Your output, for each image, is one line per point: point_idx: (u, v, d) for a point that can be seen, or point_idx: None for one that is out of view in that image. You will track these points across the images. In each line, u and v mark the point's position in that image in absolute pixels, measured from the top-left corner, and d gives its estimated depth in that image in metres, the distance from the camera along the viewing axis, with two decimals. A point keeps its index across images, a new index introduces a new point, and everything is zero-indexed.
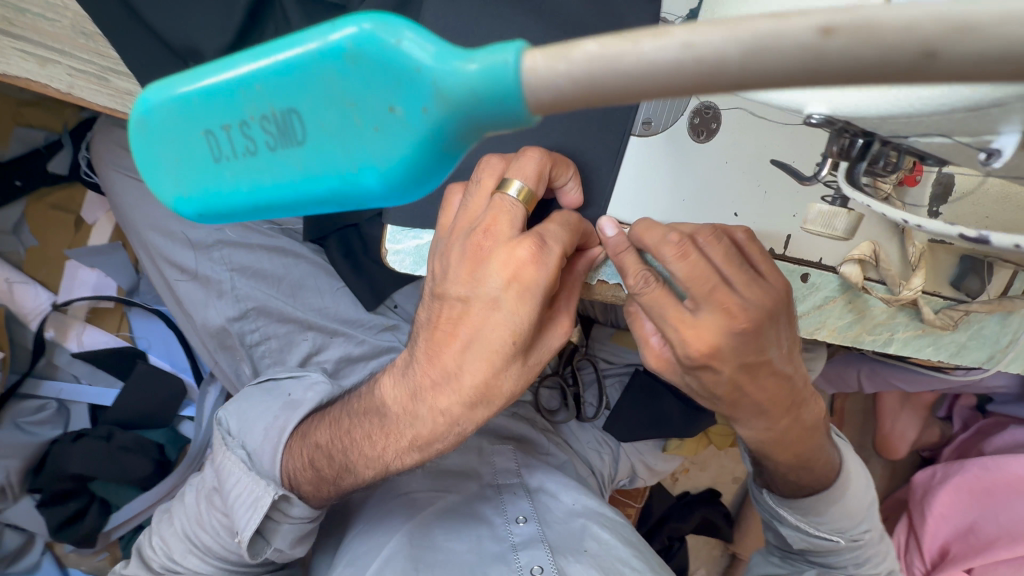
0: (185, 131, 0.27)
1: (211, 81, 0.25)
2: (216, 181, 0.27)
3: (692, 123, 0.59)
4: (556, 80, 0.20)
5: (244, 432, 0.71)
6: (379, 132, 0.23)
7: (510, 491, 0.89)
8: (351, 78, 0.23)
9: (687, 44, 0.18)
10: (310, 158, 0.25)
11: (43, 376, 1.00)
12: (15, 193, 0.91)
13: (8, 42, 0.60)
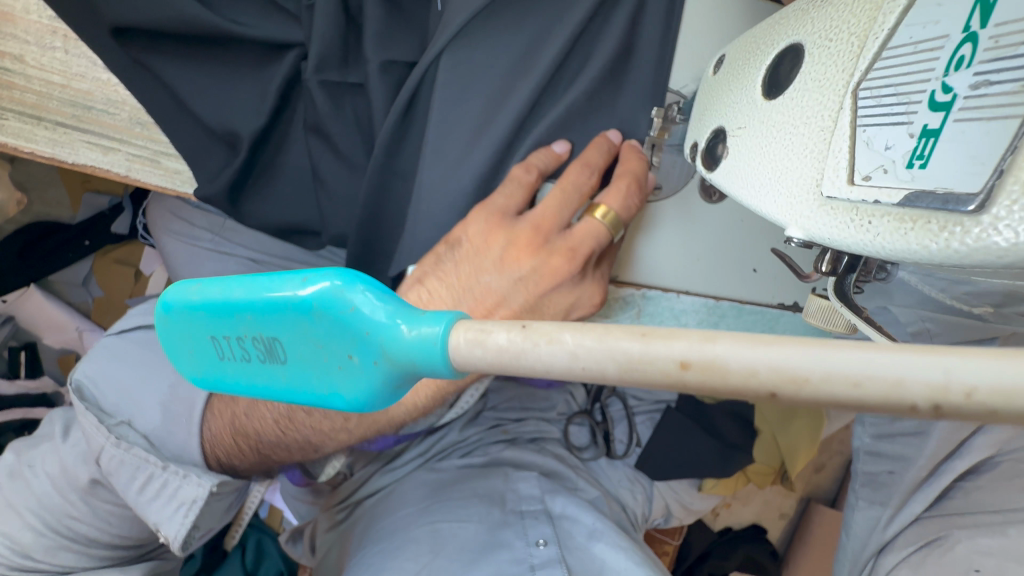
0: (196, 331, 0.28)
1: (215, 298, 0.27)
2: (220, 374, 0.29)
3: (703, 184, 0.59)
4: (477, 359, 0.22)
5: (130, 411, 0.70)
6: (346, 371, 0.25)
7: (533, 516, 0.94)
8: (320, 328, 0.25)
9: (573, 354, 0.21)
10: (292, 375, 0.26)
11: None
12: (85, 251, 1.01)
13: (78, 136, 0.67)
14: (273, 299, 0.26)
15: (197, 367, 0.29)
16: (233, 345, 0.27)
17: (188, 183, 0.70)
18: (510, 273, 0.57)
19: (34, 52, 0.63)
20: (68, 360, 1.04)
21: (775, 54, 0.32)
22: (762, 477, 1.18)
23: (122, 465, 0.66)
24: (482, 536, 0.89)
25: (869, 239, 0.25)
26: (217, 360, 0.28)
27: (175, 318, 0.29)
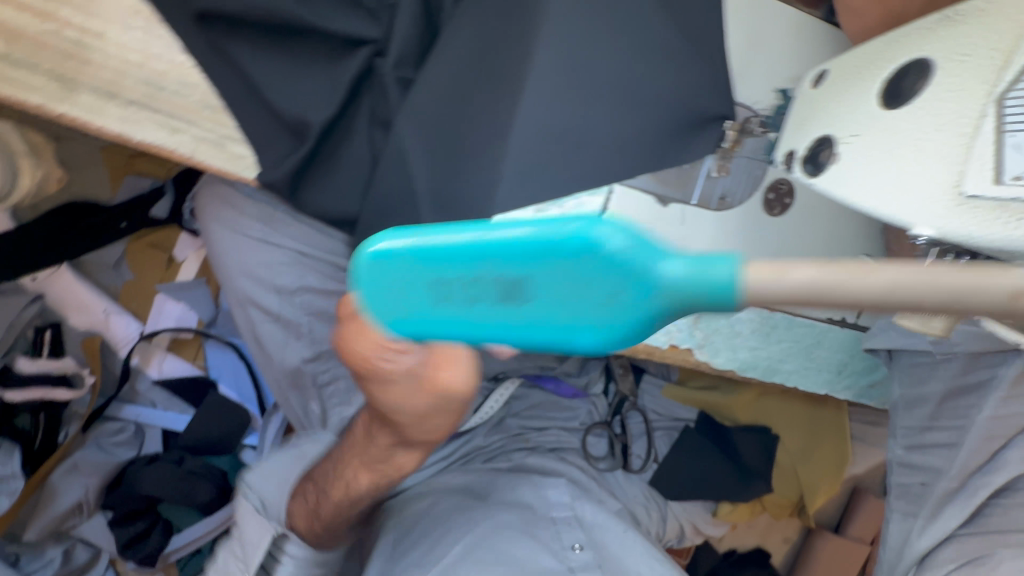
0: (421, 273, 0.30)
1: (455, 240, 0.29)
2: (442, 315, 0.30)
3: (760, 202, 0.63)
4: (768, 288, 0.24)
5: (260, 488, 0.93)
6: (606, 308, 0.27)
7: (565, 522, 0.93)
8: (580, 268, 0.27)
9: (820, 271, 0.23)
10: (537, 313, 0.28)
11: (126, 401, 1.09)
12: (120, 234, 1.00)
13: (147, 115, 0.66)
14: (525, 248, 0.27)
15: (419, 312, 0.30)
16: (460, 288, 0.29)
17: (249, 168, 0.70)
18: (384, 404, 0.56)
19: (116, 30, 0.64)
20: (92, 344, 1.03)
21: (902, 67, 0.47)
22: (779, 507, 1.15)
23: (266, 482, 0.94)
24: (515, 526, 0.89)
25: (999, 232, 0.39)
26: (446, 301, 0.29)
27: (397, 262, 0.30)
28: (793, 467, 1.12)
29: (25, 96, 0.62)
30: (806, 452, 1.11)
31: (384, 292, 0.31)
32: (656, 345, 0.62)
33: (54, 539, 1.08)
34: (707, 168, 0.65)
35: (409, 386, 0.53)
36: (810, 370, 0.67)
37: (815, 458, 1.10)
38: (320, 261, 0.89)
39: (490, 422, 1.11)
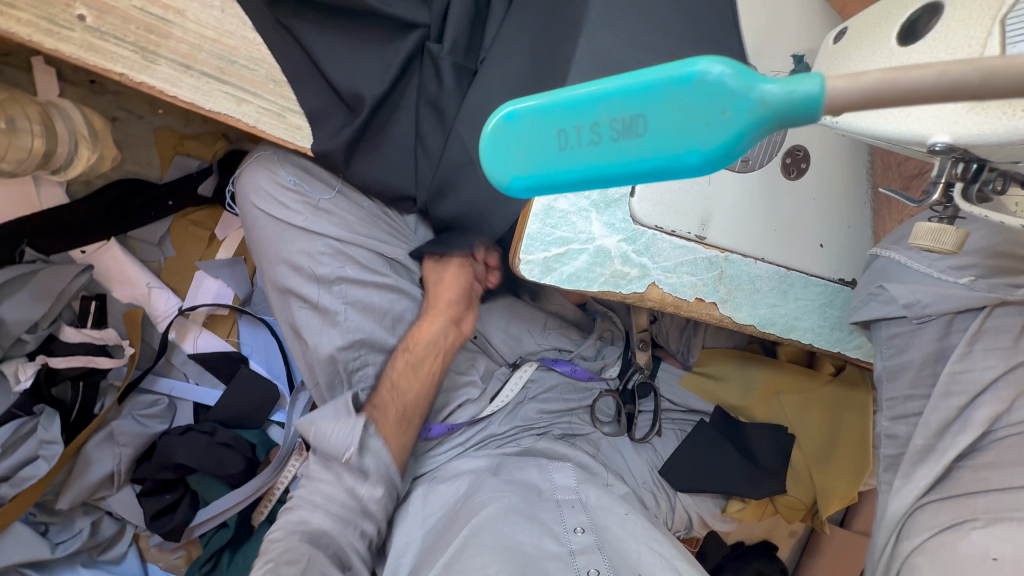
0: (540, 129, 0.30)
1: (577, 90, 0.28)
2: (559, 169, 0.30)
3: (784, 163, 0.66)
4: (875, 83, 0.25)
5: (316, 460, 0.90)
6: (711, 130, 0.27)
7: (570, 505, 0.93)
8: (696, 94, 0.27)
9: (943, 71, 0.24)
10: (652, 147, 0.28)
11: (161, 374, 1.13)
12: (167, 211, 1.06)
13: (217, 86, 0.72)
14: (646, 81, 0.27)
15: (536, 165, 0.30)
16: (581, 135, 0.29)
17: (306, 139, 0.76)
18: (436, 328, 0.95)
19: (195, 8, 0.70)
20: (134, 316, 1.06)
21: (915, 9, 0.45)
22: (790, 509, 1.11)
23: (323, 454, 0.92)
24: (520, 507, 0.89)
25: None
26: (563, 150, 0.29)
27: (518, 123, 0.30)
28: (808, 468, 1.09)
29: (109, 64, 0.68)
30: (823, 455, 1.08)
31: (502, 153, 0.31)
32: (684, 298, 0.67)
33: (83, 510, 1.10)
34: None
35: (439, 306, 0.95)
36: (824, 331, 0.72)
37: (834, 462, 1.06)
38: (359, 240, 0.94)
39: (506, 409, 1.10)
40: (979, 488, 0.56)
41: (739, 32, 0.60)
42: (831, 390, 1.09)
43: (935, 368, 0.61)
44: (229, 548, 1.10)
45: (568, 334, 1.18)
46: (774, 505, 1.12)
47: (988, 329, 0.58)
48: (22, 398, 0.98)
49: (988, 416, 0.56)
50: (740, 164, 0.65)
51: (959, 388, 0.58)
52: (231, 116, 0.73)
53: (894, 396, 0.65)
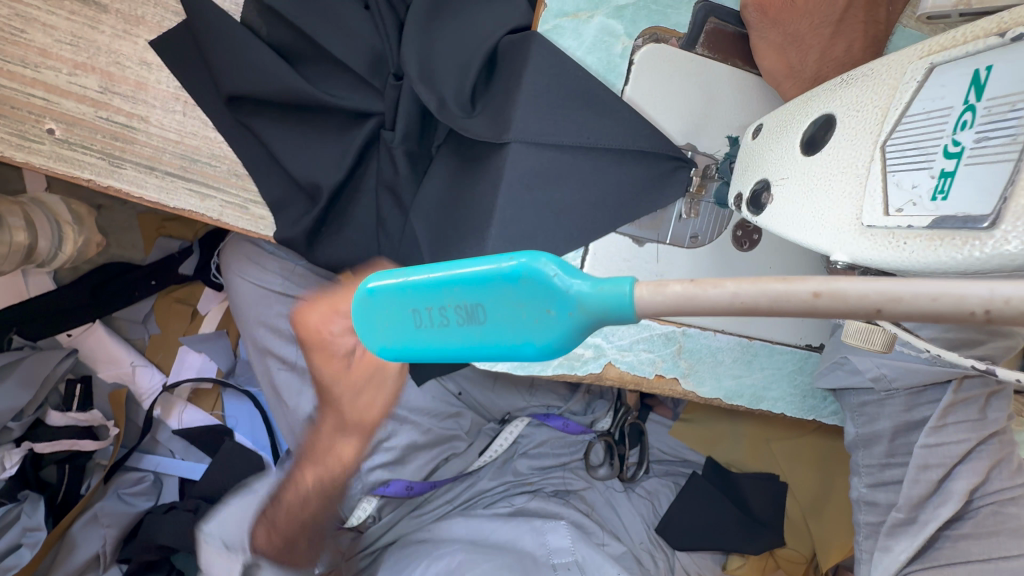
0: (398, 306, 0.27)
1: (423, 274, 0.25)
2: (413, 347, 0.27)
3: (735, 235, 0.65)
4: (727, 293, 0.23)
5: None
6: (538, 328, 0.25)
7: (564, 568, 0.94)
8: (523, 296, 0.24)
9: (819, 292, 0.22)
10: (490, 339, 0.25)
11: (147, 451, 1.13)
12: (149, 291, 1.08)
13: (182, 184, 0.75)
14: (479, 270, 0.25)
15: (394, 342, 0.27)
16: (427, 318, 0.26)
17: (270, 227, 0.79)
18: None
19: (158, 114, 0.73)
20: (118, 395, 1.08)
21: (814, 121, 0.42)
22: (789, 564, 1.04)
23: None
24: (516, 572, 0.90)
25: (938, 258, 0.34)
26: (415, 332, 0.26)
27: (375, 298, 0.27)
28: (804, 519, 1.04)
29: (77, 171, 0.72)
30: (817, 506, 1.03)
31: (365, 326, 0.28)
32: (643, 375, 0.66)
33: None
34: (676, 211, 0.64)
35: None
36: (797, 398, 0.70)
37: (829, 512, 1.01)
38: None
39: (495, 463, 1.08)
40: (955, 559, 0.60)
41: (670, 116, 0.63)
42: (826, 444, 1.05)
43: (906, 437, 0.65)
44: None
45: (557, 391, 1.13)
46: (774, 560, 1.04)
47: (958, 403, 0.62)
48: (7, 483, 0.99)
49: (965, 488, 0.60)
50: (689, 240, 0.64)
51: (935, 461, 0.61)
52: (197, 211, 0.76)
53: (871, 463, 0.67)
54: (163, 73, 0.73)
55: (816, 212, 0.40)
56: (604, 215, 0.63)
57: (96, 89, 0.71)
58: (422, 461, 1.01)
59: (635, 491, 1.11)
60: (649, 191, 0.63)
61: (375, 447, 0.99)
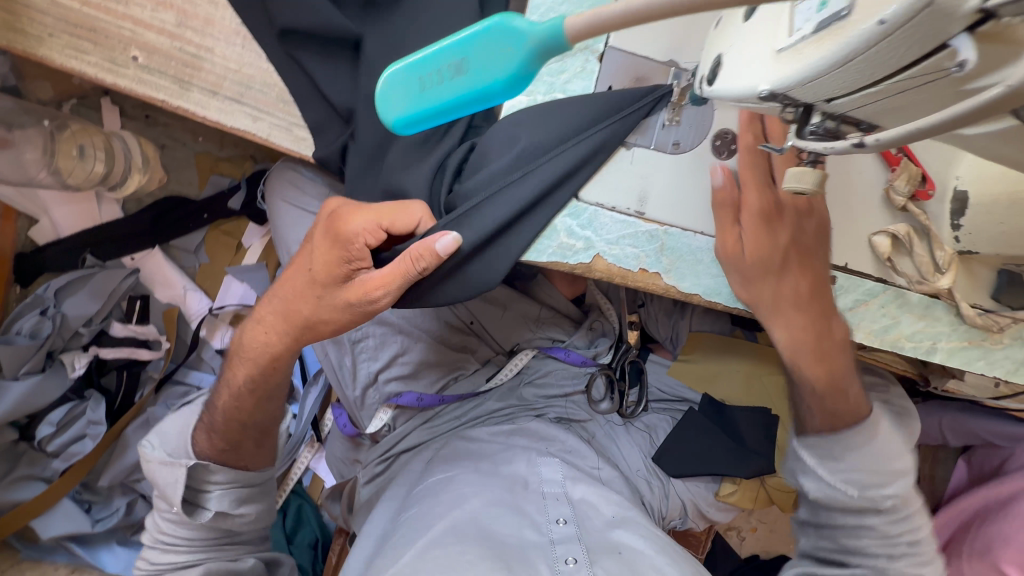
0: (413, 76, 0.45)
1: (430, 49, 0.43)
2: (422, 103, 0.45)
3: (715, 145, 0.73)
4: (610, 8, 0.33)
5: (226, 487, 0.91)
6: (500, 64, 0.39)
7: (554, 497, 0.92)
8: (489, 45, 0.40)
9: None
10: (469, 81, 0.41)
11: (193, 367, 1.25)
12: (202, 223, 1.22)
13: (239, 108, 0.88)
14: (462, 37, 0.41)
15: (403, 106, 0.46)
16: (432, 77, 0.43)
17: (309, 148, 0.90)
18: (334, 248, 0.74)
19: (221, 46, 0.87)
20: (170, 314, 1.21)
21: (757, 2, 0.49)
22: (779, 493, 1.12)
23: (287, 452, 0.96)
24: (502, 502, 0.89)
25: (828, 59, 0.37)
26: (422, 89, 0.44)
27: (400, 75, 0.45)
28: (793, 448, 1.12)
29: (154, 93, 0.85)
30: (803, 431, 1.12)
31: (395, 98, 0.47)
32: (629, 268, 0.74)
33: (121, 491, 1.23)
34: (658, 120, 0.72)
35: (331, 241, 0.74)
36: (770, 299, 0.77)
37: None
38: None
39: (502, 388, 1.16)
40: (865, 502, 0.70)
41: (660, 31, 0.70)
42: None
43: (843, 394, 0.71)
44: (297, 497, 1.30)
45: (562, 325, 1.21)
46: (763, 487, 1.12)
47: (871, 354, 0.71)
48: (75, 382, 1.14)
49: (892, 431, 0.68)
50: (671, 146, 0.72)
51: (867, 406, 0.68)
52: (249, 131, 0.89)
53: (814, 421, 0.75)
54: (227, 11, 0.86)
55: (749, 60, 0.45)
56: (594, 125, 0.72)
57: (172, 23, 0.85)
58: (434, 377, 1.11)
59: (635, 425, 1.17)
60: (631, 103, 0.72)
61: (391, 359, 1.08)
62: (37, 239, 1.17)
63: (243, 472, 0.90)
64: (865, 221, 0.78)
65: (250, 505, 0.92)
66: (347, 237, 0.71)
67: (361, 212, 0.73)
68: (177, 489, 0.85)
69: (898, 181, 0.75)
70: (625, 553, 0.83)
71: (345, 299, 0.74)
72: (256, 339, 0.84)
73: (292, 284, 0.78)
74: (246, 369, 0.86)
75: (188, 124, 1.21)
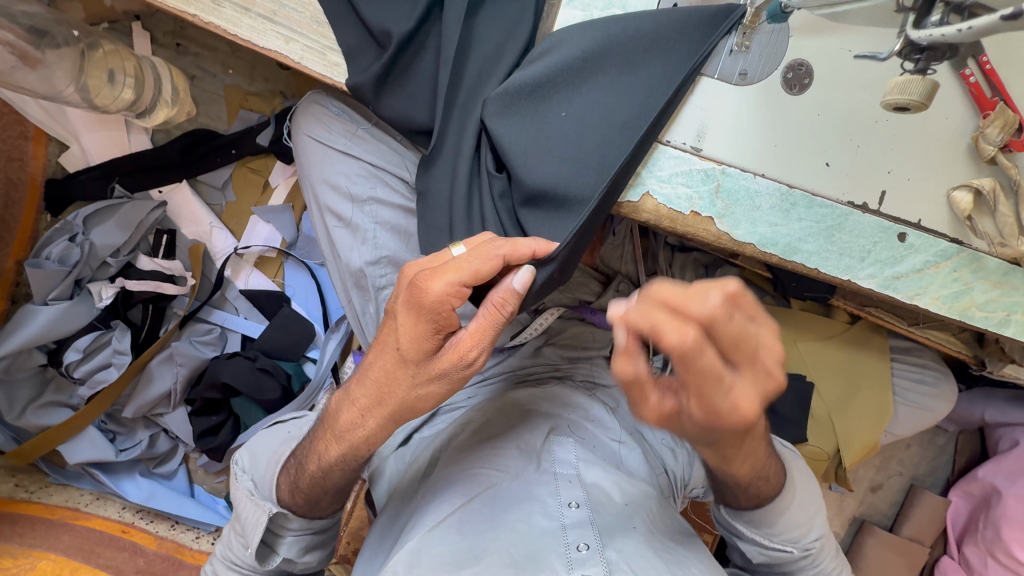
0: None
1: None
2: None
3: (785, 78, 0.67)
4: None
5: (254, 469, 0.82)
6: None
7: (566, 479, 0.80)
8: None
9: None
10: None
11: (216, 307, 1.25)
12: (230, 158, 1.20)
13: (271, 27, 0.84)
14: None
15: None
16: None
17: (342, 75, 0.85)
18: (414, 313, 0.58)
19: None
20: (196, 250, 1.21)
21: None
22: (813, 463, 1.06)
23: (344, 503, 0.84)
24: (511, 487, 0.80)
25: None
26: None
27: None
28: (830, 417, 1.05)
29: (185, 7, 0.82)
30: (844, 401, 1.04)
31: None
32: (679, 211, 0.69)
33: (144, 423, 1.26)
34: (726, 46, 0.66)
35: (405, 300, 0.59)
36: (831, 254, 0.70)
37: (852, 410, 1.04)
38: (392, 177, 0.99)
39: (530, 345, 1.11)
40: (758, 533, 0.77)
41: None
42: (855, 355, 1.06)
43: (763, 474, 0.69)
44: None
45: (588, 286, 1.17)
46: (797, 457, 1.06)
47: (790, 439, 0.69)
48: (102, 312, 1.14)
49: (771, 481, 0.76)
50: (736, 76, 0.67)
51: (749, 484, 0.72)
52: (282, 53, 0.84)
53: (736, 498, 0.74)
54: None
55: None
56: (658, 59, 0.66)
57: None
58: None
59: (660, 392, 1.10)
60: (703, 30, 0.65)
61: None
62: (67, 165, 1.16)
63: (315, 522, 0.80)
64: (945, 173, 0.69)
65: (316, 553, 0.83)
66: (433, 304, 0.56)
67: (441, 270, 0.57)
68: (256, 533, 0.76)
69: (991, 127, 0.65)
70: (641, 528, 0.76)
71: (440, 370, 0.61)
72: (345, 421, 0.70)
73: (376, 360, 0.65)
74: (335, 449, 0.71)
75: (219, 55, 1.19)
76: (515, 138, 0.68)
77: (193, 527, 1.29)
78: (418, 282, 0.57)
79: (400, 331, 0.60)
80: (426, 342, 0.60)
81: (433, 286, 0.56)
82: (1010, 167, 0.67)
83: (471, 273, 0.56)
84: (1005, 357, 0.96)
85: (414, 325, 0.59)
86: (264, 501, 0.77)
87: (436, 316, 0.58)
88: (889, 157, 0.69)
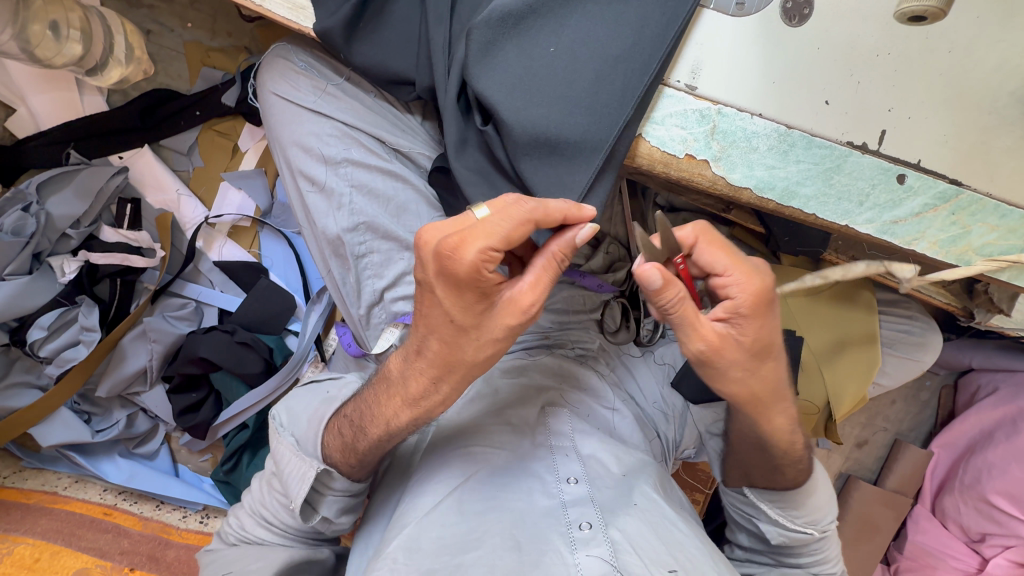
0: None
1: None
2: None
3: (784, 8, 0.64)
4: None
5: (294, 424, 0.78)
6: None
7: (563, 452, 0.78)
8: None
9: None
10: None
11: (189, 280, 1.20)
12: (194, 121, 1.13)
13: None
14: None
15: None
16: None
17: (309, 19, 0.79)
18: (454, 281, 0.52)
19: None
20: (164, 219, 1.14)
21: None
22: (803, 416, 1.06)
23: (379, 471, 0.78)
24: (509, 462, 0.76)
25: None
26: None
27: None
28: (821, 371, 1.04)
29: None
30: (834, 357, 1.04)
31: None
32: (673, 153, 0.67)
33: (120, 403, 1.21)
34: None
35: (438, 274, 0.53)
36: (829, 200, 0.68)
37: (842, 365, 1.04)
38: (366, 136, 0.93)
39: None
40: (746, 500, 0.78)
41: None
42: (842, 311, 1.05)
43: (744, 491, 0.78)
44: (248, 451, 1.20)
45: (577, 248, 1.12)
46: None
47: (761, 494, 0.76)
48: (66, 288, 1.07)
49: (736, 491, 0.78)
50: (733, 7, 0.64)
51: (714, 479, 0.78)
52: None
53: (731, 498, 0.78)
54: None
55: None
56: None
57: None
58: None
59: (652, 357, 1.08)
60: None
61: (398, 278, 0.95)
62: (14, 131, 1.08)
63: (359, 483, 0.76)
64: (953, 112, 0.65)
65: (351, 516, 0.79)
66: (469, 274, 0.50)
67: (468, 236, 0.49)
68: (300, 489, 0.72)
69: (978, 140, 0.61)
70: (640, 504, 0.73)
71: (502, 327, 0.56)
72: (417, 387, 0.64)
73: (430, 332, 0.59)
74: (406, 414, 0.66)
75: (176, 8, 1.12)
76: (500, 81, 0.64)
77: (179, 506, 1.26)
78: (456, 252, 0.49)
79: (443, 300, 0.54)
80: (485, 303, 0.54)
81: (472, 251, 0.49)
82: (1010, 106, 0.65)
83: (501, 238, 0.49)
84: (993, 307, 0.95)
85: (452, 292, 0.53)
86: (305, 463, 0.73)
87: (480, 284, 0.52)
88: (896, 93, 0.65)
